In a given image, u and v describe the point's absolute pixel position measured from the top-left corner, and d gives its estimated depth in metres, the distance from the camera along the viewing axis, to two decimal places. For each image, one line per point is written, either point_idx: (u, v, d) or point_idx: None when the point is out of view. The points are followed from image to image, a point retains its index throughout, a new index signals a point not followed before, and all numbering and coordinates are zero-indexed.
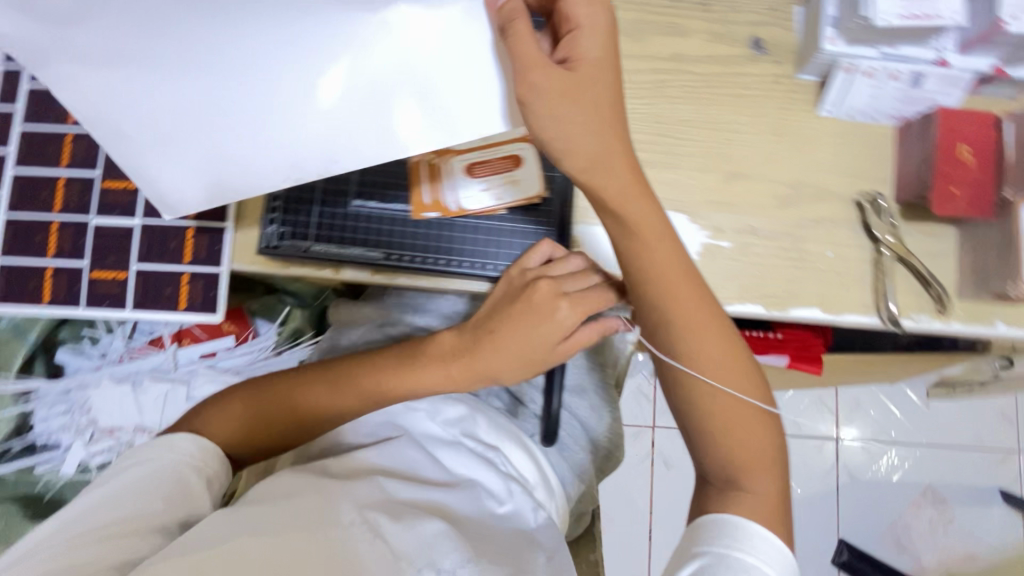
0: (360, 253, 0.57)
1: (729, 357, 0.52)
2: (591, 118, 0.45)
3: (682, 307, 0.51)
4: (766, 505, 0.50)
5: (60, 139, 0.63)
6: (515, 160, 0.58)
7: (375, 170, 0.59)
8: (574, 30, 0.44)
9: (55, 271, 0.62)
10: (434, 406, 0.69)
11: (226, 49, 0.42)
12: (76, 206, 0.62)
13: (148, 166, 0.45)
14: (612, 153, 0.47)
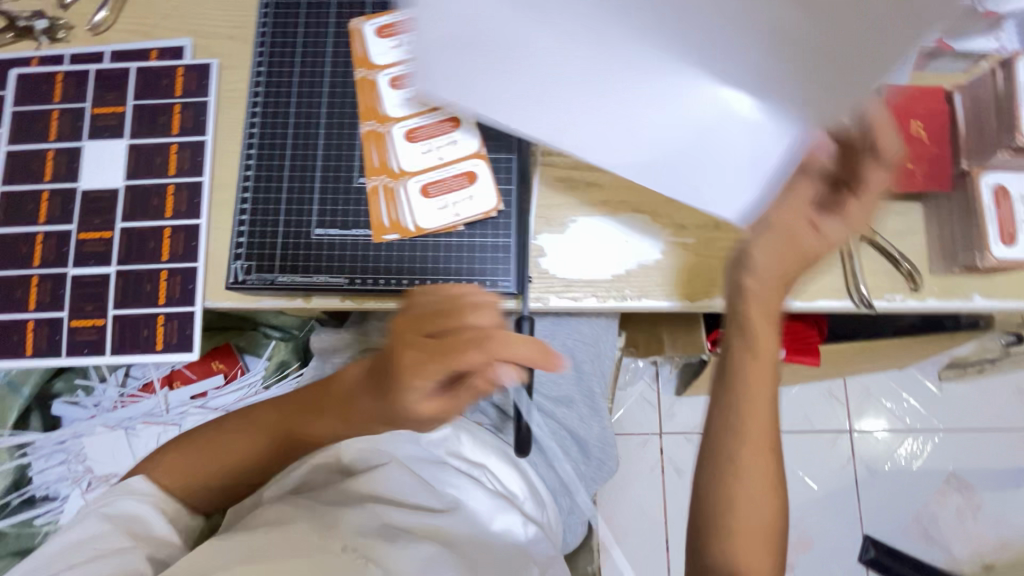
0: (324, 281, 0.59)
1: (757, 429, 0.54)
2: (790, 245, 0.53)
3: (750, 395, 0.54)
4: (761, 544, 0.53)
5: (38, 197, 0.66)
6: (469, 176, 0.59)
7: (334, 198, 0.60)
8: (873, 157, 0.51)
9: (37, 323, 0.64)
10: (417, 428, 0.68)
11: (622, 74, 0.55)
12: (55, 259, 0.65)
13: (428, 85, 0.54)
14: (789, 272, 0.54)
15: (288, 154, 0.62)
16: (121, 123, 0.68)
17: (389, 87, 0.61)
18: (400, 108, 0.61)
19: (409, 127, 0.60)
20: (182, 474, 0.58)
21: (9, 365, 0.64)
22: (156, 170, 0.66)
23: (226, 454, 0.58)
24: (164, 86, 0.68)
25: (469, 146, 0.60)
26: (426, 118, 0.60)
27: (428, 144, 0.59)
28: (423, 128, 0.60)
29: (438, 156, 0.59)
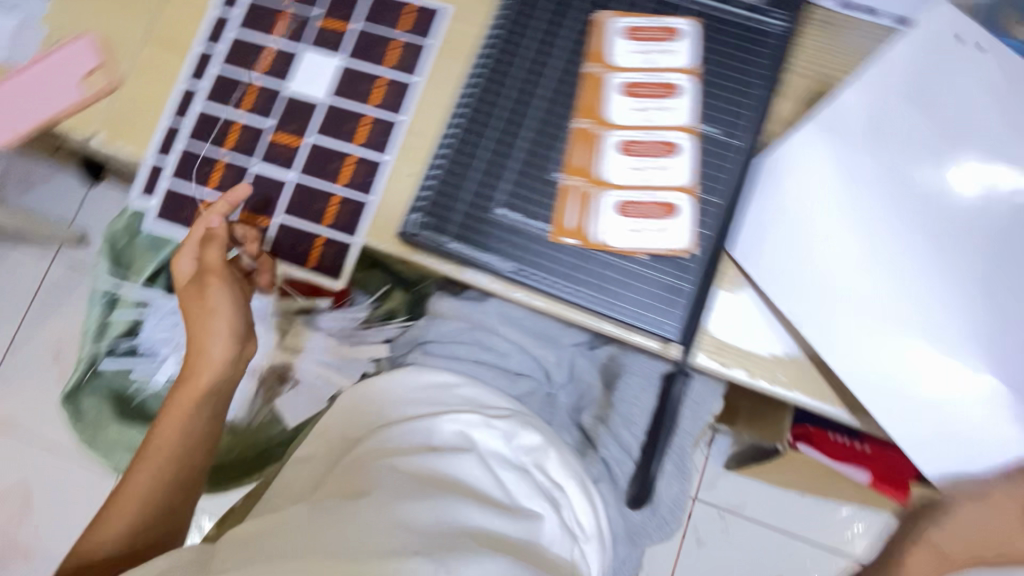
0: (490, 262, 0.58)
1: None
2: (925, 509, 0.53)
3: None
4: None
5: (248, 87, 0.69)
6: (671, 209, 0.56)
7: (526, 182, 0.58)
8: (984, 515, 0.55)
9: (211, 203, 0.67)
10: (511, 428, 0.66)
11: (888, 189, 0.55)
12: (245, 150, 0.67)
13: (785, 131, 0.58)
14: None
15: (495, 124, 0.60)
16: (341, 41, 0.68)
17: (621, 92, 0.59)
18: (624, 118, 0.59)
19: (625, 141, 0.58)
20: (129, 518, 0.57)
21: (177, 233, 0.68)
22: (359, 96, 0.67)
23: (153, 474, 0.58)
24: (391, 18, 0.68)
25: (681, 179, 0.57)
26: (646, 138, 0.58)
27: (641, 164, 0.57)
28: (641, 146, 0.58)
29: (645, 179, 0.57)
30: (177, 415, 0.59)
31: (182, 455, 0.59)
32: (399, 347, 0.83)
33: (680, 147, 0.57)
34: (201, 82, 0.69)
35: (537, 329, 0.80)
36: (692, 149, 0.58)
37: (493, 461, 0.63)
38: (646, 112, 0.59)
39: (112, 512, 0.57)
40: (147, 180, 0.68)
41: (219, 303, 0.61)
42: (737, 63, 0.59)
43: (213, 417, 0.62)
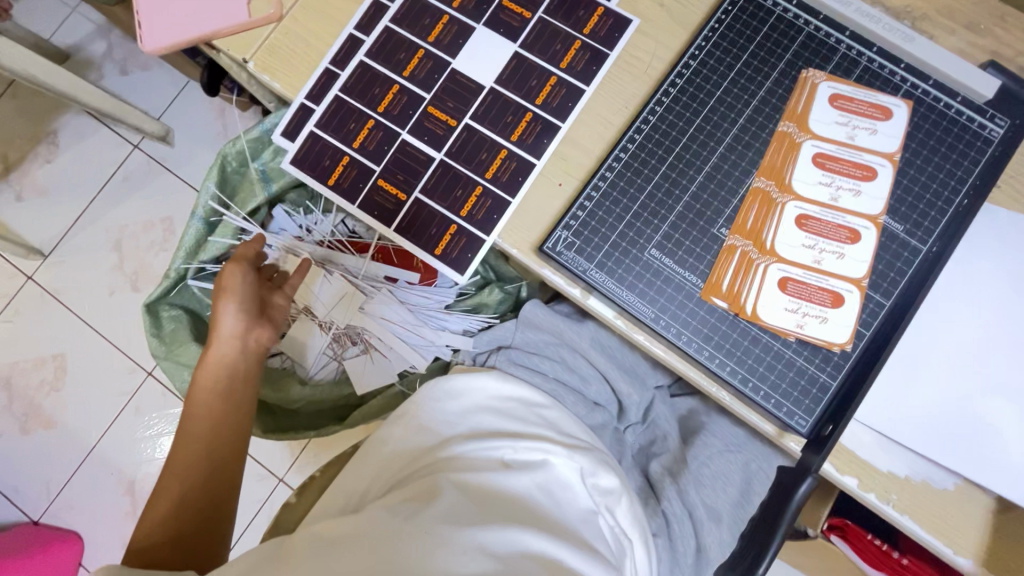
0: (629, 301, 0.56)
1: None
2: None
3: None
4: None
5: (413, 51, 0.66)
6: (835, 300, 0.54)
7: (687, 231, 0.56)
8: None
9: (350, 162, 0.65)
10: (592, 467, 0.63)
11: None
12: (396, 116, 0.65)
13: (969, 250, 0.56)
14: None
15: (668, 162, 0.58)
16: (520, 28, 0.65)
17: (810, 160, 0.56)
18: (808, 189, 0.55)
19: (804, 213, 0.55)
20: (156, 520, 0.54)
21: (309, 183, 0.66)
22: (525, 90, 0.63)
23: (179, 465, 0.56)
24: (577, 17, 0.64)
25: (854, 270, 0.54)
26: (826, 216, 0.55)
27: (814, 242, 0.55)
28: (819, 224, 0.55)
29: (815, 259, 0.54)
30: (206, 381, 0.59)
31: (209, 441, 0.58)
32: (481, 344, 0.82)
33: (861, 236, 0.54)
34: (367, 33, 0.67)
35: (625, 364, 0.78)
36: (873, 239, 0.54)
37: (560, 494, 0.60)
38: (833, 188, 0.55)
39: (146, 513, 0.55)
40: (290, 122, 0.66)
41: (235, 287, 0.63)
42: (943, 163, 0.55)
43: (242, 395, 0.60)
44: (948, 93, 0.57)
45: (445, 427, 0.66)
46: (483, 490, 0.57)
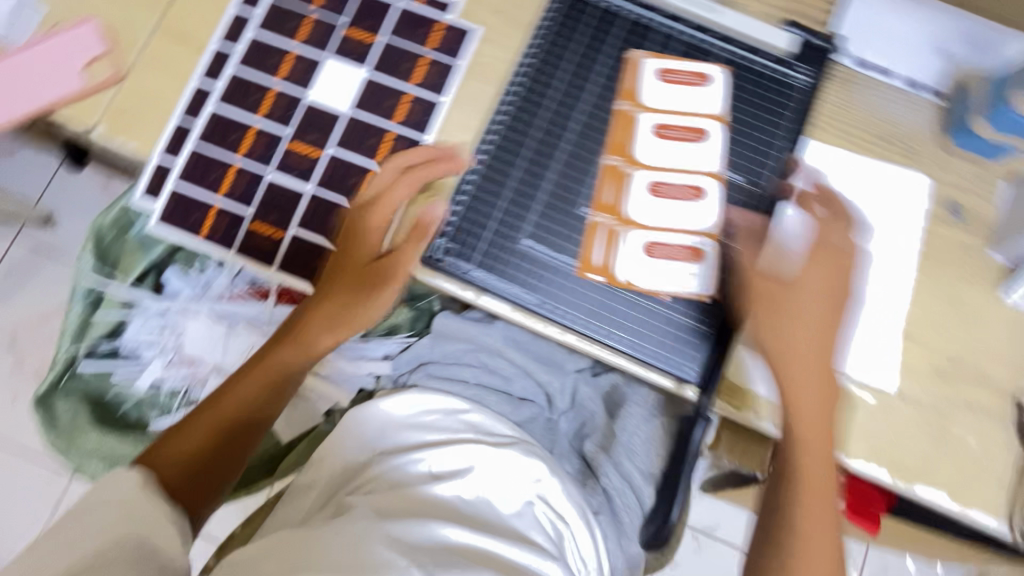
0: (514, 292, 0.58)
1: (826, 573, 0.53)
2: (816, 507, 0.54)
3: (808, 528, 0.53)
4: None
5: (265, 91, 0.66)
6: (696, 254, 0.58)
7: (555, 217, 0.59)
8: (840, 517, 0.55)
9: (219, 210, 0.64)
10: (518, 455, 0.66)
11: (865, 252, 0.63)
12: (259, 157, 0.65)
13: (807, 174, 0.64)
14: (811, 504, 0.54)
15: (525, 156, 0.61)
16: (367, 53, 0.66)
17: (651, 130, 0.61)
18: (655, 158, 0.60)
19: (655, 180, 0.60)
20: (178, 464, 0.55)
21: (180, 240, 0.64)
22: (383, 111, 0.65)
23: (239, 399, 0.59)
24: (419, 34, 0.66)
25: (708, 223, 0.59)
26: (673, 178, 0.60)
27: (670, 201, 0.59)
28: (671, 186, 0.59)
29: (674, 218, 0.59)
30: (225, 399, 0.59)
31: (253, 411, 0.59)
32: (401, 365, 0.82)
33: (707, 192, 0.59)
34: (214, 81, 0.66)
35: (540, 353, 0.81)
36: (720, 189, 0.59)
37: (489, 494, 0.63)
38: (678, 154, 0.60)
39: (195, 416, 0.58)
40: (150, 182, 0.65)
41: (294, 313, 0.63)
42: (763, 114, 0.62)
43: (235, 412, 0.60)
44: (755, 52, 0.63)
45: (381, 442, 0.67)
46: (408, 500, 0.58)
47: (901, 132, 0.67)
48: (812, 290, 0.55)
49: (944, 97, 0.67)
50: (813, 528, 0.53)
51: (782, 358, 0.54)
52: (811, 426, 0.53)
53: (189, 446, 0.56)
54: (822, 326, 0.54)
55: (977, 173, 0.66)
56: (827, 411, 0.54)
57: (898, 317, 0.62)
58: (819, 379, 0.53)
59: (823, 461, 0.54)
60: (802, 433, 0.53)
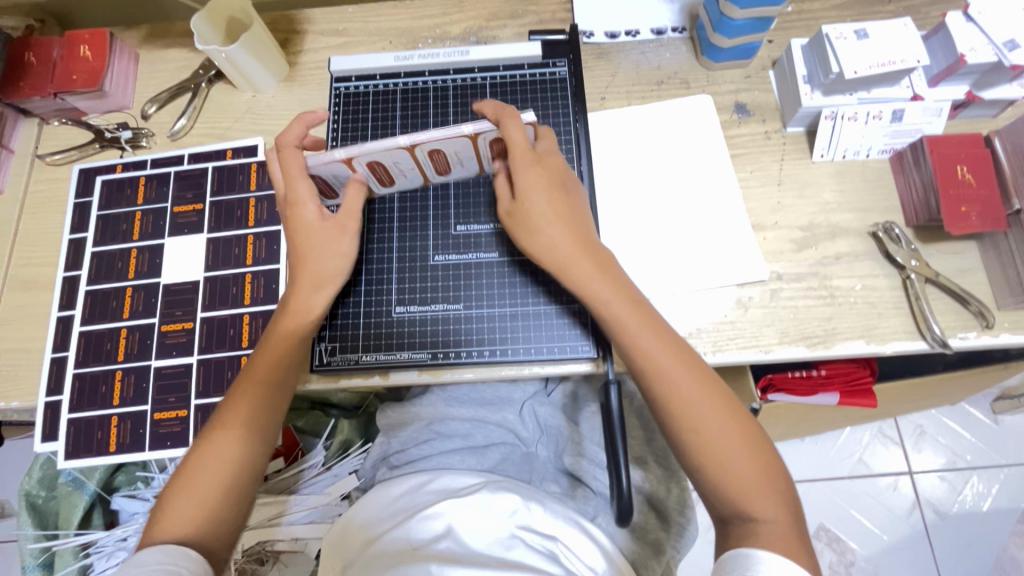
0: (407, 356, 0.62)
1: (763, 493, 0.50)
2: (729, 431, 0.51)
3: (730, 464, 0.50)
4: (782, 532, 0.48)
5: (122, 294, 0.69)
6: (494, 139, 0.58)
7: (411, 279, 0.65)
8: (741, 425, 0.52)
9: (120, 418, 0.65)
10: (484, 500, 0.67)
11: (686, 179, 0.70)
12: (138, 352, 0.67)
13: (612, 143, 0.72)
14: (723, 428, 0.51)
15: (365, 237, 0.66)
16: (200, 219, 0.71)
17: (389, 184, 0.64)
18: (419, 176, 0.64)
19: (435, 171, 0.63)
20: (207, 524, 0.53)
21: (95, 463, 0.65)
22: (233, 259, 0.69)
23: (235, 432, 0.55)
24: (239, 182, 0.72)
25: (459, 142, 0.57)
26: (428, 166, 0.62)
27: (454, 164, 0.63)
28: (438, 165, 0.62)
29: (471, 157, 0.62)
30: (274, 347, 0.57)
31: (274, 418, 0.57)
32: (368, 472, 0.83)
33: (435, 147, 0.58)
34: (72, 307, 0.69)
35: (483, 397, 0.83)
36: (430, 144, 0.57)
37: (473, 543, 0.62)
38: (408, 170, 0.62)
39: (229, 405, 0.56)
40: (45, 424, 0.66)
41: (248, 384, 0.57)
42: (541, 116, 0.72)
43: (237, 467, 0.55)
44: (512, 69, 0.73)
45: (378, 525, 0.68)
46: (410, 556, 0.59)
47: (670, 73, 0.75)
48: (541, 198, 0.57)
49: (685, 30, 0.76)
50: (705, 437, 0.51)
51: (603, 304, 0.55)
52: (666, 365, 0.53)
53: (246, 413, 0.56)
54: (577, 236, 0.57)
55: (744, 73, 0.74)
56: (664, 337, 0.54)
57: (741, 216, 0.68)
58: (631, 311, 0.55)
59: (698, 387, 0.52)
60: (644, 363, 0.53)
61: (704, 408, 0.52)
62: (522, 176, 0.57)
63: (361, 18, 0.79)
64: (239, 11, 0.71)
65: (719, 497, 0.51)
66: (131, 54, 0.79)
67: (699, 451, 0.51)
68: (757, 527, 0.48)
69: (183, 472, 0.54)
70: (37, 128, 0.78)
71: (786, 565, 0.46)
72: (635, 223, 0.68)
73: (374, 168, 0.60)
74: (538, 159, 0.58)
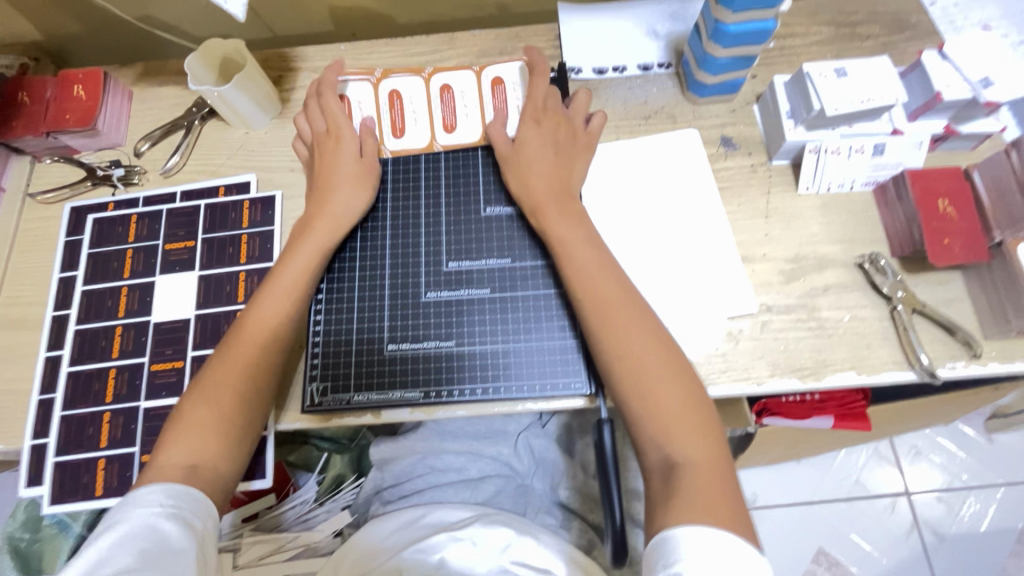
0: (400, 395, 0.62)
1: (690, 430, 0.49)
2: (664, 368, 0.52)
3: (663, 396, 0.51)
4: (702, 473, 0.47)
5: (111, 332, 0.69)
6: (493, 79, 0.73)
7: (400, 306, 0.65)
8: (680, 363, 0.53)
9: (107, 460, 0.64)
10: (477, 533, 0.66)
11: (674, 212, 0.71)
12: (127, 393, 0.66)
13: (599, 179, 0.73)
14: (660, 367, 0.52)
15: (356, 261, 0.67)
16: (192, 256, 0.71)
17: (399, 136, 0.72)
18: (427, 127, 0.72)
19: (442, 123, 0.72)
20: (218, 437, 0.53)
21: (80, 508, 0.63)
22: (224, 297, 0.69)
23: (228, 379, 0.56)
24: (232, 220, 0.72)
25: (466, 79, 0.73)
26: (438, 113, 0.72)
27: (462, 117, 0.72)
28: (447, 115, 0.72)
29: (475, 105, 0.72)
30: (278, 296, 0.60)
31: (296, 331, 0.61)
32: (362, 507, 0.84)
33: (446, 82, 0.73)
34: (60, 347, 0.69)
35: (478, 429, 0.83)
36: (443, 78, 0.73)
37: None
38: (421, 114, 0.73)
39: (231, 351, 0.58)
40: (31, 467, 0.65)
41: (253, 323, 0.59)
42: None
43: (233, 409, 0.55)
44: None
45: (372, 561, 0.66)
46: None
47: (657, 108, 0.77)
48: (534, 147, 0.66)
49: (671, 66, 0.78)
50: (633, 368, 0.53)
51: (561, 241, 0.60)
52: (610, 295, 0.56)
53: (268, 327, 0.59)
54: (550, 180, 0.64)
55: (729, 108, 0.76)
56: (608, 271, 0.58)
57: (730, 249, 0.69)
58: (591, 254, 0.59)
59: (636, 321, 0.55)
60: (583, 294, 0.57)
61: (642, 344, 0.54)
62: (524, 129, 0.67)
63: (353, 56, 0.80)
64: (232, 51, 0.71)
65: (647, 440, 0.50)
66: (125, 92, 0.80)
67: (628, 382, 0.52)
68: (679, 474, 0.47)
69: (202, 382, 0.56)
70: (29, 166, 0.78)
71: (705, 534, 0.42)
72: (619, 240, 0.70)
73: (393, 105, 0.73)
74: (540, 117, 0.67)
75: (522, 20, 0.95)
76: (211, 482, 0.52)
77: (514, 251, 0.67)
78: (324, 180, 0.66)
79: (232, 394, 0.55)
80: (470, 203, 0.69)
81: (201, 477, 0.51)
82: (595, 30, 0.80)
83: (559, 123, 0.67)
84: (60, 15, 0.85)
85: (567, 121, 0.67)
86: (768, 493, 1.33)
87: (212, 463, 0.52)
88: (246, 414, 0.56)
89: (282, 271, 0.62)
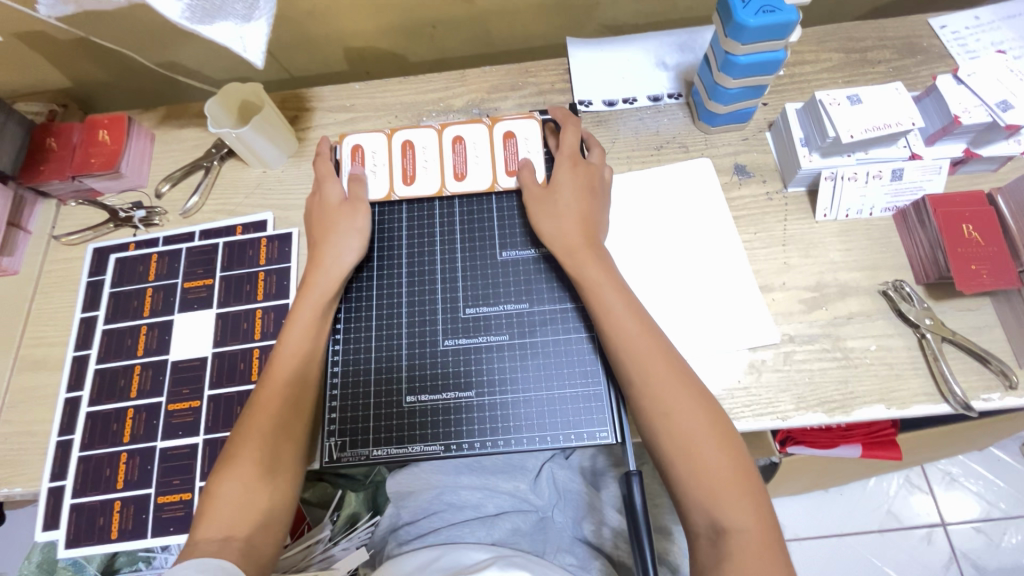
0: (422, 448, 0.61)
1: (739, 492, 0.48)
2: (704, 424, 0.51)
3: (705, 456, 0.50)
4: (753, 538, 0.46)
5: (130, 371, 0.69)
6: (505, 133, 0.72)
7: (422, 356, 0.65)
8: (718, 412, 0.52)
9: (123, 502, 0.64)
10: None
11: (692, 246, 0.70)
12: (144, 434, 0.66)
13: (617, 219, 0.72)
14: (700, 423, 0.51)
15: (373, 309, 0.67)
16: (211, 295, 0.72)
17: (410, 183, 0.72)
18: (438, 175, 0.72)
19: (453, 172, 0.72)
20: (253, 504, 0.53)
21: (96, 552, 0.63)
22: (241, 334, 0.69)
23: (248, 445, 0.56)
24: (250, 257, 0.73)
25: (478, 130, 0.73)
26: (448, 163, 0.72)
27: (471, 164, 0.72)
28: (458, 165, 0.72)
29: (486, 157, 0.72)
30: (290, 357, 0.60)
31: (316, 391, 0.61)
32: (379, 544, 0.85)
33: (458, 134, 0.73)
34: (80, 387, 0.69)
35: (496, 463, 0.82)
36: (455, 129, 0.73)
37: None
38: (432, 162, 0.72)
39: (247, 419, 0.57)
40: (47, 512, 0.64)
41: (264, 385, 0.59)
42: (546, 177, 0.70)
43: (255, 475, 0.54)
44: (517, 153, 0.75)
45: None
46: None
47: (668, 137, 0.77)
48: (568, 193, 0.65)
49: (682, 96, 0.79)
50: (673, 425, 0.51)
51: (599, 290, 0.59)
52: (642, 348, 0.55)
53: (283, 388, 0.59)
54: (582, 228, 0.63)
55: (741, 136, 0.76)
56: (641, 321, 0.57)
57: (750, 279, 0.68)
58: (623, 300, 0.58)
59: (671, 375, 0.54)
60: (619, 346, 0.56)
61: (677, 399, 0.52)
62: (558, 168, 0.67)
63: (368, 94, 0.82)
64: (250, 94, 0.73)
65: (693, 502, 0.49)
66: (147, 135, 0.82)
67: (671, 441, 0.51)
68: (729, 539, 0.46)
69: (227, 455, 0.56)
70: (55, 209, 0.80)
71: None
72: (636, 274, 0.69)
73: (404, 152, 0.73)
74: (575, 160, 0.67)
75: (530, 55, 0.97)
76: (246, 556, 0.51)
77: (535, 296, 0.66)
78: (323, 232, 0.66)
79: (257, 455, 0.55)
80: (485, 246, 0.69)
81: (232, 549, 0.51)
82: (605, 63, 0.81)
83: (592, 174, 0.66)
84: (88, 64, 0.89)
85: (597, 172, 0.67)
86: (796, 525, 1.28)
87: (246, 534, 0.52)
88: (274, 477, 0.55)
89: (286, 332, 0.61)
